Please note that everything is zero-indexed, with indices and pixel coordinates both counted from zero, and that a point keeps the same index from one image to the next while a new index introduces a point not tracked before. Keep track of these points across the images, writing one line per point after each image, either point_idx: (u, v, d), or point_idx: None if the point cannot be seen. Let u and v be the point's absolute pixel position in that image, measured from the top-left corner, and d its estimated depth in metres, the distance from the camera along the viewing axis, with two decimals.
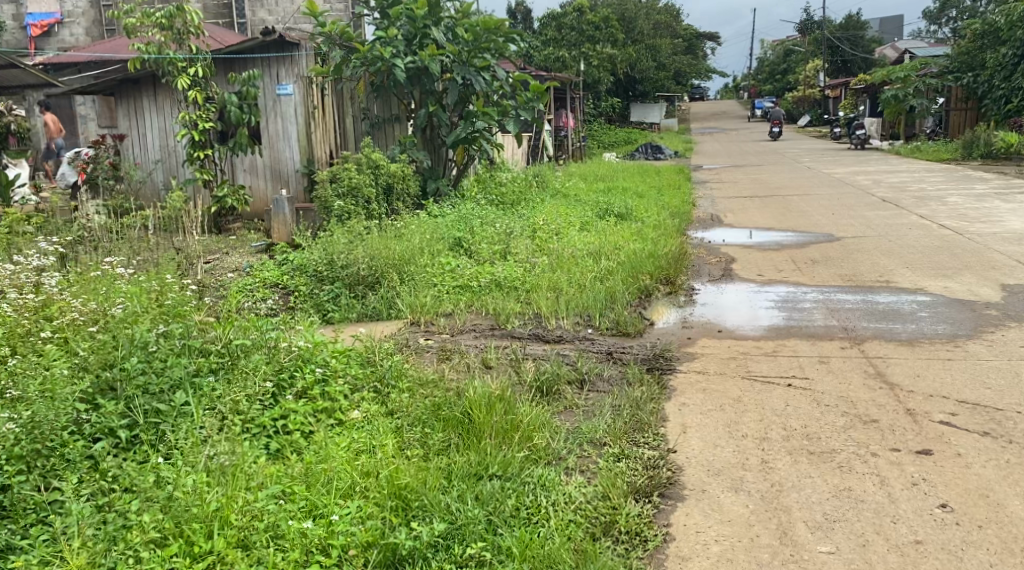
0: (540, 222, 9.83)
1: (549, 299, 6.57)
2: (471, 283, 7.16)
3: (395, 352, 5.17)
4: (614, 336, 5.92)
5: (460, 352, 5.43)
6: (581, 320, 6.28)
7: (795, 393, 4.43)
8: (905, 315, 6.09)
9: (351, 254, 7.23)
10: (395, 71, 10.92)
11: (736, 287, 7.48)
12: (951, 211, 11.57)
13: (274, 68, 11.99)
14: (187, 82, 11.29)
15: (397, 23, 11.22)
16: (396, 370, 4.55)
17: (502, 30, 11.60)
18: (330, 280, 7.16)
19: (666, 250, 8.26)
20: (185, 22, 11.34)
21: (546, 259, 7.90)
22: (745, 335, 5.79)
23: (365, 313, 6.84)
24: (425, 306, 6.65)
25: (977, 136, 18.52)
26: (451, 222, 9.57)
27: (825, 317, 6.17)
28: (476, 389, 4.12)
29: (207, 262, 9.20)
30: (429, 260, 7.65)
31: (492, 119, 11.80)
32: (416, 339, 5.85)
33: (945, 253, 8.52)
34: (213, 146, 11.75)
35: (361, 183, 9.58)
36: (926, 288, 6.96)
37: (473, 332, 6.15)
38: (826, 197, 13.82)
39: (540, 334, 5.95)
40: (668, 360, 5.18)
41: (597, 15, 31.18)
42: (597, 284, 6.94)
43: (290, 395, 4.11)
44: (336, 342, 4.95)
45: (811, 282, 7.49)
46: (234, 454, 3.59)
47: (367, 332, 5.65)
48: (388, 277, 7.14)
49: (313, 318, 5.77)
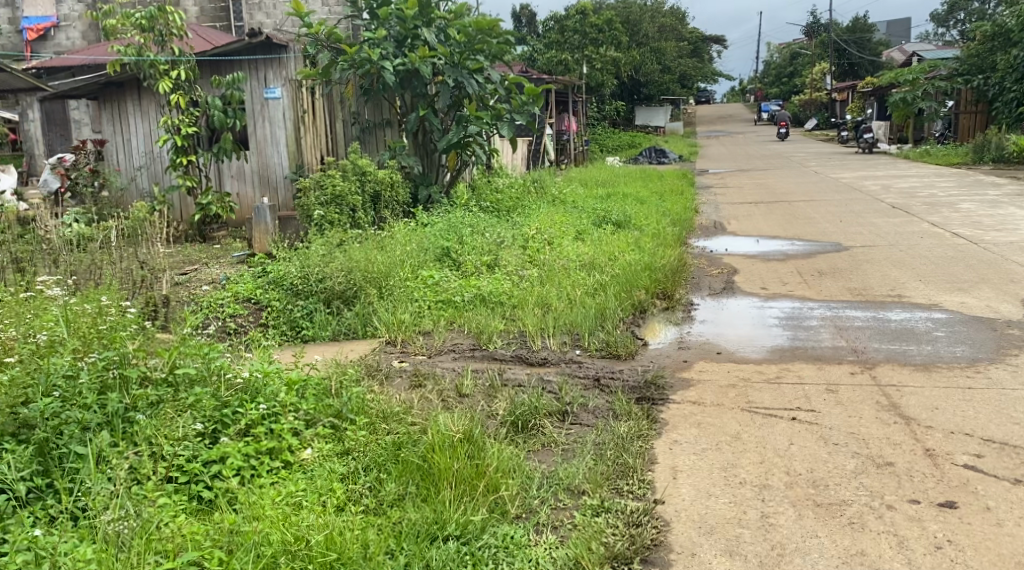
0: (531, 231, 9.39)
1: (535, 316, 6.14)
2: (455, 297, 6.72)
3: (361, 381, 4.72)
4: (604, 358, 5.48)
5: (434, 378, 4.98)
6: (568, 340, 5.85)
7: (800, 429, 3.97)
8: (920, 336, 5.63)
9: (326, 267, 6.79)
10: (384, 74, 10.48)
11: (737, 301, 7.03)
12: (964, 218, 11.10)
13: (262, 71, 11.67)
14: (169, 85, 10.87)
15: (388, 25, 10.79)
16: (358, 403, 4.13)
17: (497, 31, 11.14)
18: (306, 295, 6.70)
19: (663, 261, 7.82)
20: (168, 24, 10.91)
21: (537, 272, 7.43)
22: (746, 358, 5.33)
23: (339, 332, 6.40)
24: (403, 323, 6.22)
25: (988, 140, 18.05)
26: (439, 230, 9.14)
27: (833, 337, 5.71)
28: (442, 427, 3.68)
29: (183, 274, 8.81)
30: (411, 273, 7.19)
31: (485, 124, 11.32)
32: (389, 362, 5.41)
33: (960, 264, 8.06)
34: (198, 152, 11.33)
35: (345, 192, 9.11)
36: (941, 304, 6.50)
37: (452, 353, 5.74)
38: (833, 203, 13.37)
39: (523, 355, 5.54)
40: (660, 388, 4.73)
41: (602, 17, 30.76)
42: (587, 300, 6.50)
43: (231, 434, 3.70)
44: (295, 369, 4.52)
45: (818, 297, 7.04)
46: (142, 516, 3.20)
47: (334, 356, 5.22)
48: (366, 292, 6.70)
49: (274, 344, 5.34)
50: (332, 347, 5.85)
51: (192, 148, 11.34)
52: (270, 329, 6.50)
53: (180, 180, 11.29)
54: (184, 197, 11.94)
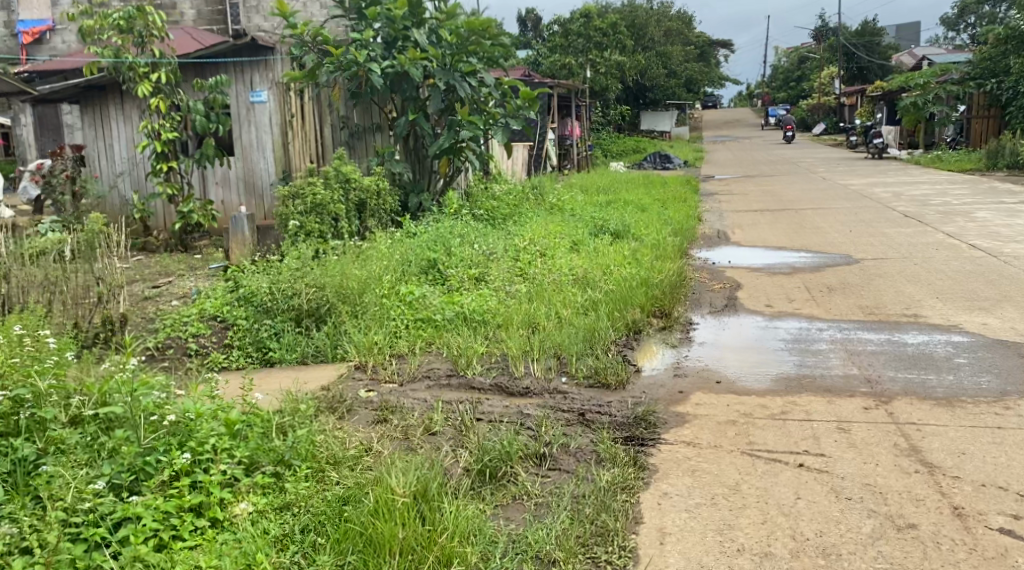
0: (523, 242, 8.89)
1: (521, 338, 5.63)
2: (433, 315, 6.23)
3: (316, 417, 4.22)
4: (593, 388, 4.96)
5: (401, 413, 4.48)
6: (554, 365, 5.34)
7: (808, 480, 3.53)
8: (941, 363, 5.14)
9: (295, 282, 6.28)
10: (371, 76, 10.02)
11: (740, 320, 6.55)
12: (980, 228, 10.59)
13: (247, 74, 11.23)
14: (149, 89, 10.38)
15: (375, 25, 10.31)
16: (308, 442, 3.69)
17: (490, 32, 10.64)
18: (272, 314, 6.19)
19: (662, 275, 7.32)
20: (148, 24, 10.40)
21: (526, 288, 6.92)
22: (748, 389, 4.83)
23: (307, 354, 5.93)
24: (375, 347, 5.71)
25: (1002, 145, 17.51)
26: (426, 240, 8.65)
27: (844, 364, 5.22)
28: (393, 482, 3.28)
29: (154, 289, 8.33)
30: (388, 288, 6.66)
31: (480, 129, 10.69)
32: (354, 392, 4.92)
33: (980, 279, 7.57)
34: (180, 158, 10.83)
35: (326, 200, 8.63)
36: (961, 326, 6.02)
37: (427, 380, 5.23)
38: (843, 211, 12.87)
39: (502, 384, 5.02)
40: (651, 425, 4.23)
41: (606, 21, 30.23)
42: (578, 319, 6.00)
43: (151, 487, 3.28)
44: (244, 401, 4.05)
45: (828, 315, 6.56)
46: None
47: (292, 388, 4.74)
48: (336, 310, 6.20)
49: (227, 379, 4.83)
50: (296, 374, 5.37)
51: (174, 154, 10.85)
52: (235, 352, 6.03)
53: (160, 187, 10.78)
54: (166, 205, 11.47)
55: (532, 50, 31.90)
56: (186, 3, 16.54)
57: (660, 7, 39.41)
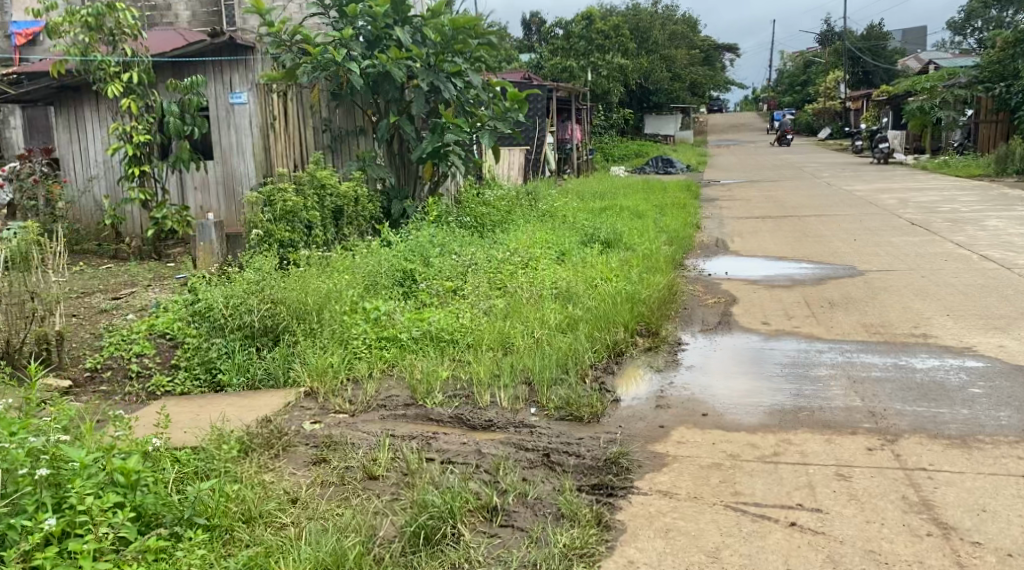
0: (504, 253, 8.38)
1: (489, 360, 5.13)
2: (399, 334, 5.70)
3: (240, 460, 3.74)
4: (564, 422, 4.44)
5: (343, 451, 3.97)
6: (523, 394, 4.82)
7: (802, 547, 3.14)
8: (955, 395, 4.64)
9: (247, 296, 5.75)
10: (350, 77, 9.48)
11: (733, 339, 6.05)
12: (991, 238, 10.06)
13: (226, 74, 10.70)
14: (120, 89, 9.86)
15: (356, 23, 9.76)
16: (221, 495, 3.28)
17: (476, 30, 10.12)
18: (221, 331, 5.64)
19: (650, 290, 6.79)
20: (118, 22, 9.89)
21: (501, 304, 6.41)
22: (737, 423, 4.30)
23: (258, 377, 5.42)
24: (327, 371, 5.17)
25: (1011, 151, 16.95)
26: (403, 249, 8.16)
27: (847, 395, 4.70)
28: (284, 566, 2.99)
29: (115, 301, 7.77)
30: (350, 303, 6.12)
31: (465, 133, 10.16)
32: (297, 425, 4.39)
33: (993, 294, 7.06)
34: (153, 162, 10.28)
35: (297, 206, 8.09)
36: (976, 349, 5.51)
37: (382, 409, 4.70)
38: (846, 218, 12.36)
39: (464, 416, 4.50)
40: (624, 470, 3.71)
41: (609, 23, 29.54)
42: (554, 340, 5.53)
43: (11, 558, 2.86)
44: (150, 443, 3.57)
45: (829, 334, 6.06)
46: None
47: (225, 424, 4.22)
48: (290, 330, 5.68)
49: (152, 419, 4.26)
50: (238, 403, 4.88)
51: (147, 157, 10.29)
52: (181, 373, 5.51)
53: (134, 193, 10.22)
54: (140, 211, 10.94)
55: (533, 53, 31.30)
56: (180, 4, 15.15)
57: (665, 11, 38.90)
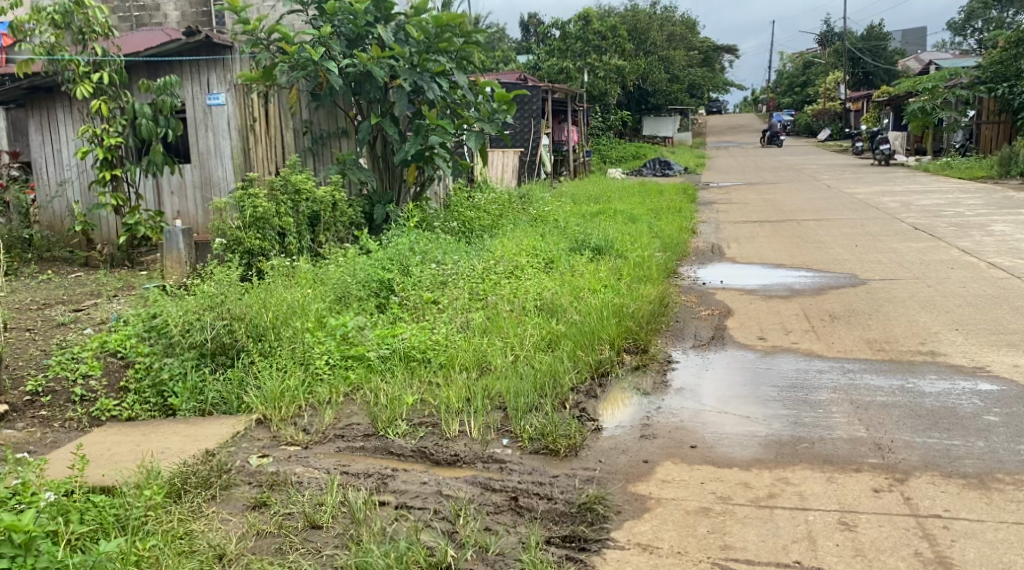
0: (488, 262, 7.96)
1: (462, 383, 4.69)
2: (366, 352, 5.27)
3: (166, 506, 3.41)
4: (538, 457, 4.02)
5: (287, 492, 3.59)
6: (497, 423, 4.36)
7: None
8: (969, 422, 4.25)
9: (201, 312, 5.33)
10: (329, 77, 8.95)
11: (728, 356, 5.63)
12: (998, 244, 9.64)
13: (203, 74, 10.07)
14: (89, 90, 9.35)
15: (335, 21, 9.25)
16: (129, 556, 3.07)
17: (463, 28, 9.61)
18: (173, 350, 5.20)
19: (640, 302, 6.36)
20: (87, 20, 9.38)
21: (479, 318, 5.98)
22: (729, 457, 3.90)
23: (209, 403, 4.98)
24: (282, 397, 4.75)
25: (1015, 153, 16.56)
26: (381, 257, 7.74)
27: (851, 423, 4.30)
28: None
29: (75, 312, 7.31)
30: (314, 318, 5.68)
31: (451, 134, 9.65)
32: (241, 461, 3.99)
33: (1004, 305, 6.67)
34: (126, 165, 9.77)
35: (268, 212, 7.67)
36: (990, 368, 5.12)
37: (339, 440, 4.28)
38: (847, 222, 11.96)
39: (427, 450, 4.06)
40: (600, 518, 3.36)
41: (605, 23, 29.01)
42: (535, 360, 5.11)
43: None
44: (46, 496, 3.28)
45: (831, 351, 5.65)
46: None
47: (155, 462, 3.79)
48: (245, 350, 5.27)
49: (75, 459, 3.84)
50: (182, 432, 4.43)
51: (120, 160, 9.79)
52: (129, 397, 5.08)
53: (106, 198, 9.75)
54: (111, 217, 10.46)
55: (530, 55, 30.86)
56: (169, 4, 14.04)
57: (663, 11, 38.56)
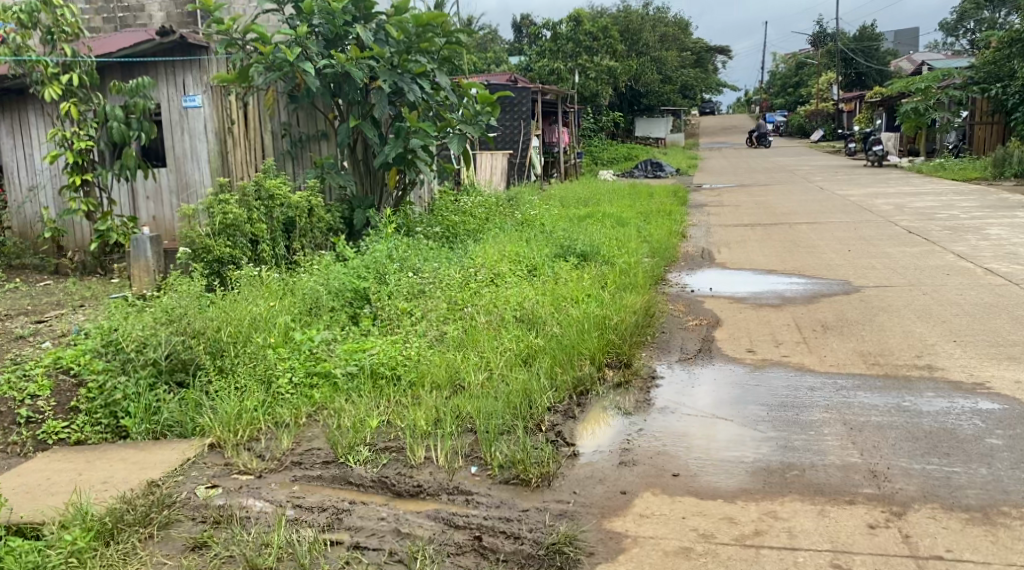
0: (468, 270, 7.64)
1: (432, 403, 4.37)
2: (332, 369, 4.96)
3: (94, 548, 3.27)
4: (508, 488, 3.75)
5: (231, 530, 3.37)
6: (467, 449, 4.05)
7: None
8: (971, 444, 4.00)
9: (156, 329, 5.02)
10: (305, 78, 8.54)
11: (715, 370, 5.36)
12: (995, 248, 9.39)
13: (179, 75, 9.65)
14: (58, 92, 8.96)
15: (313, 20, 8.77)
16: None
17: (445, 27, 9.23)
18: (127, 369, 4.88)
19: (625, 313, 6.06)
20: (56, 19, 9.10)
21: (454, 331, 5.69)
22: (714, 488, 3.66)
23: (162, 426, 4.69)
24: (237, 421, 4.47)
25: (1009, 153, 16.35)
26: (358, 265, 7.41)
27: (842, 444, 4.06)
28: None
29: (37, 324, 6.98)
30: (280, 332, 5.37)
31: (432, 137, 9.24)
32: (187, 493, 3.67)
33: (1003, 314, 6.43)
34: (97, 169, 9.39)
35: (239, 219, 7.37)
36: (991, 384, 4.86)
37: (296, 469, 3.98)
38: (840, 225, 11.73)
39: (388, 480, 3.81)
40: (569, 561, 3.24)
41: (595, 24, 28.69)
42: (510, 377, 4.82)
43: None
44: None
45: (823, 364, 5.38)
46: None
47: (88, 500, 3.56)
48: (203, 368, 4.97)
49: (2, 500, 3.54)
50: (128, 458, 4.10)
51: (92, 165, 9.44)
52: (79, 418, 4.78)
53: (77, 203, 9.37)
54: (82, 223, 10.09)
55: (521, 56, 30.53)
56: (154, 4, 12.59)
57: (655, 11, 38.27)
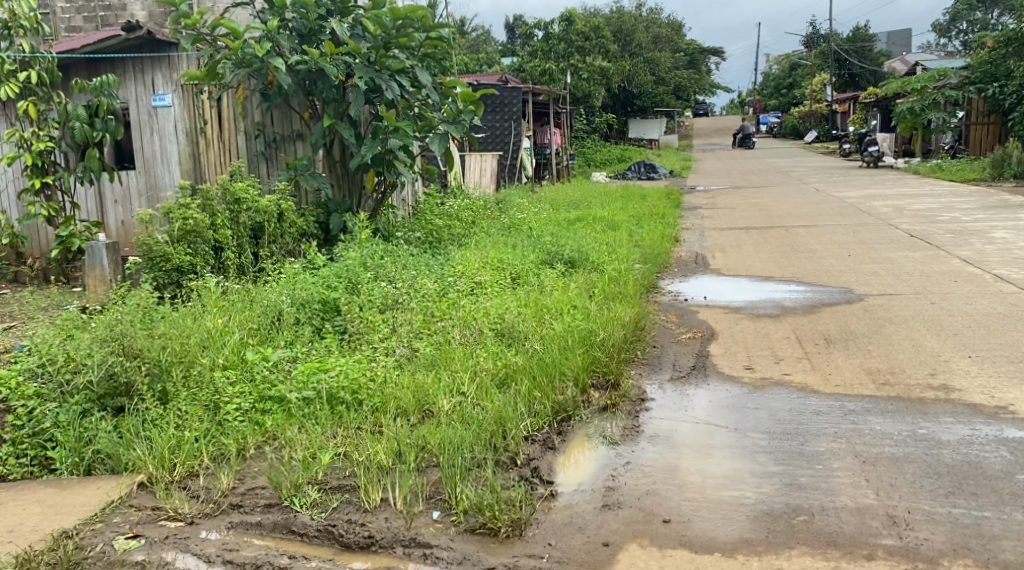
0: (446, 279, 7.12)
1: (392, 435, 3.86)
2: (286, 394, 4.45)
3: None
4: (472, 541, 3.33)
5: None
6: (427, 491, 3.59)
7: None
8: (999, 480, 3.57)
9: (94, 347, 4.53)
10: (276, 75, 7.93)
11: (710, 390, 4.88)
12: (1001, 252, 8.94)
13: (147, 73, 9.05)
14: (15, 90, 8.35)
15: (285, 14, 8.26)
16: None
17: (428, 23, 8.62)
18: (60, 394, 4.41)
19: (614, 328, 5.56)
20: (12, 13, 8.44)
21: (425, 349, 5.20)
22: (710, 538, 3.27)
23: (95, 460, 4.21)
24: (176, 458, 4.00)
25: (1008, 154, 15.90)
26: (329, 274, 6.89)
27: (853, 478, 3.62)
28: None
29: None
30: (230, 350, 4.86)
31: (411, 136, 8.60)
32: (105, 544, 3.42)
33: (1018, 325, 5.98)
34: (59, 172, 8.79)
35: (200, 225, 6.88)
36: (1013, 406, 4.41)
37: (233, 517, 3.57)
38: (838, 228, 11.32)
39: (336, 530, 3.42)
40: None
41: (587, 24, 28.18)
42: (483, 403, 4.32)
43: None
44: None
45: (828, 383, 4.91)
46: None
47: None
48: (141, 393, 4.44)
49: None
50: (46, 500, 3.75)
51: (53, 167, 8.81)
52: (2, 449, 4.29)
53: (37, 207, 8.76)
54: (44, 227, 9.55)
55: (513, 57, 30.03)
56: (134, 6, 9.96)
57: (648, 13, 37.81)
